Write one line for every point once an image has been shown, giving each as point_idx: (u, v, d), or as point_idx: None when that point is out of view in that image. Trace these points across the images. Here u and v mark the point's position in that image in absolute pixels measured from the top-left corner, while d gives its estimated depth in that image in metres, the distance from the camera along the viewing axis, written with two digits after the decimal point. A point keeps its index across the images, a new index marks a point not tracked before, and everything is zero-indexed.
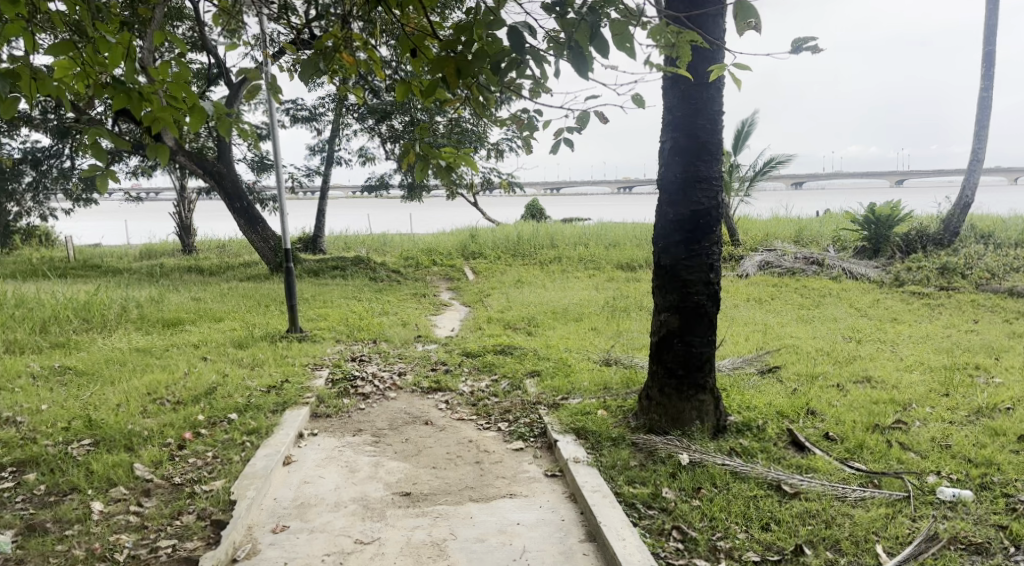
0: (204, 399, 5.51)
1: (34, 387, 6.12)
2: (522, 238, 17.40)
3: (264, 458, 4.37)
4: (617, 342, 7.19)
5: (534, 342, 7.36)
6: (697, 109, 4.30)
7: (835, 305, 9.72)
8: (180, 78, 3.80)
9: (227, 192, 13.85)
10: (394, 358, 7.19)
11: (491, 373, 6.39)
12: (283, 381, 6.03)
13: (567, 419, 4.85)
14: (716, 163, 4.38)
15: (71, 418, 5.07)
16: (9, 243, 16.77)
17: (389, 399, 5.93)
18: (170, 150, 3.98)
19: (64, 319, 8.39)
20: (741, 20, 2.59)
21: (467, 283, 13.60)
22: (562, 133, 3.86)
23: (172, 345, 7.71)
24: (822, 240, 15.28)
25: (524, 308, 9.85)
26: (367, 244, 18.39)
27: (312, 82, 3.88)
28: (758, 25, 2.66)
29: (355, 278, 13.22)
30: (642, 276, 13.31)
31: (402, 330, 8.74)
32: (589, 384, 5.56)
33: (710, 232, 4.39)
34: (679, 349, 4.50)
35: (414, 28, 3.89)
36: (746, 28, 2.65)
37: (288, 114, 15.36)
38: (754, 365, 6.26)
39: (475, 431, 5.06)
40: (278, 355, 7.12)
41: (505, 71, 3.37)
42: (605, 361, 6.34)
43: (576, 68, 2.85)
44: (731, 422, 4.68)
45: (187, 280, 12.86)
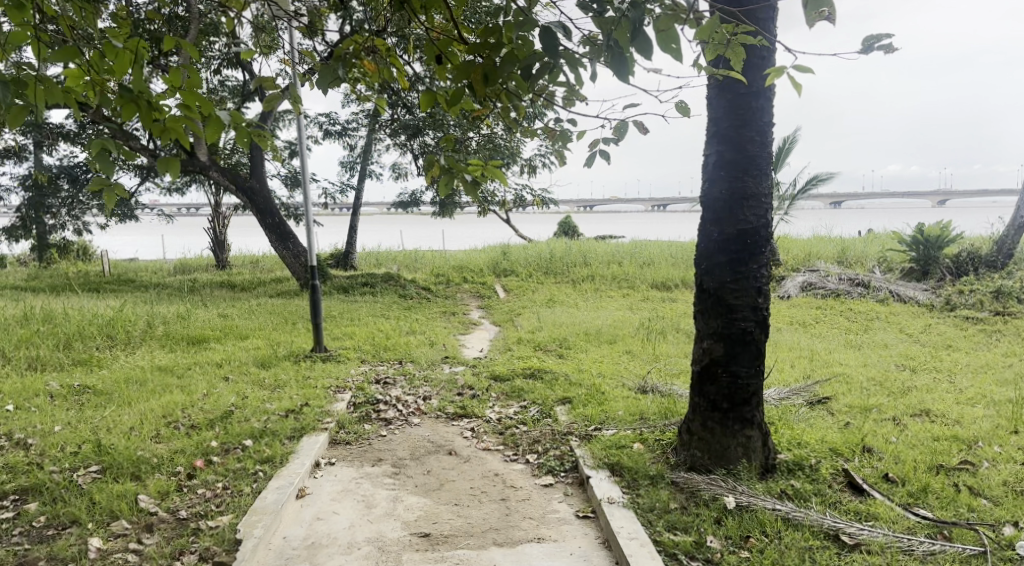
0: (220, 423, 5.28)
1: (51, 406, 5.97)
2: (555, 256, 17.08)
3: (275, 491, 4.10)
4: (654, 368, 6.81)
5: (566, 366, 7.02)
6: (745, 120, 3.97)
7: (884, 331, 9.22)
8: (192, 86, 3.56)
9: (259, 208, 13.77)
10: (420, 381, 6.91)
11: (520, 399, 6.06)
12: (302, 404, 5.78)
13: (600, 451, 4.50)
14: (765, 178, 4.03)
15: (81, 441, 4.88)
16: (46, 256, 16.93)
17: (412, 425, 5.63)
18: (181, 163, 3.82)
19: (89, 336, 8.29)
20: (813, 8, 2.30)
21: (498, 301, 13.33)
22: (598, 144, 3.58)
23: (196, 363, 7.54)
24: (867, 261, 14.72)
25: (556, 328, 9.52)
26: (399, 261, 18.24)
27: (331, 90, 3.62)
28: (829, 14, 2.38)
29: (385, 296, 13.02)
30: (678, 297, 12.90)
31: (429, 350, 8.46)
32: (624, 413, 5.20)
33: (758, 253, 4.04)
34: (724, 380, 4.13)
35: (439, 33, 3.61)
36: (817, 19, 2.36)
37: (321, 129, 15.31)
38: (801, 396, 5.86)
39: (501, 463, 4.74)
40: (300, 376, 6.88)
41: (537, 77, 3.10)
42: (641, 389, 5.96)
43: (615, 71, 2.55)
44: (781, 460, 4.29)
45: (217, 296, 12.79)
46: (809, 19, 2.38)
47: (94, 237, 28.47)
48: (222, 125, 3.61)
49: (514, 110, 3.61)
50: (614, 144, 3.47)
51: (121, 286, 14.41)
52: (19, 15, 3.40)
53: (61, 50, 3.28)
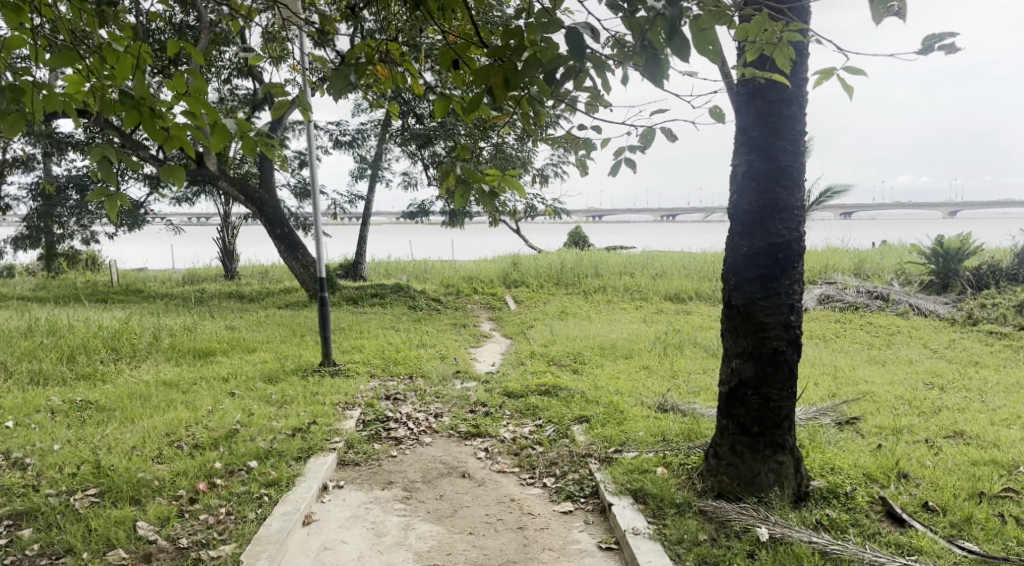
0: (224, 443, 5.08)
1: (52, 423, 5.79)
2: (566, 267, 16.87)
3: (281, 518, 3.91)
4: (674, 385, 6.57)
5: (582, 382, 6.79)
6: (777, 128, 3.76)
7: (907, 346, 8.96)
8: (197, 92, 3.38)
9: (268, 218, 13.62)
10: (431, 397, 6.69)
11: (535, 417, 5.83)
12: (310, 422, 5.58)
13: (622, 475, 4.28)
14: (798, 190, 3.82)
15: (81, 462, 4.70)
16: (54, 266, 16.85)
17: (423, 445, 5.42)
18: (186, 173, 3.65)
19: (93, 348, 8.13)
20: (882, 1, 2.15)
21: (509, 313, 13.14)
22: (623, 153, 3.39)
23: (201, 377, 7.36)
24: (885, 274, 14.45)
25: (570, 342, 9.29)
26: (409, 271, 18.07)
27: (342, 96, 3.44)
28: (900, 10, 2.26)
29: (394, 307, 12.85)
30: (692, 309, 12.66)
31: (440, 365, 8.25)
32: (645, 434, 4.97)
33: (790, 268, 3.83)
34: (754, 403, 3.92)
35: (456, 36, 3.44)
36: (886, 15, 2.24)
37: (330, 139, 15.20)
38: (829, 416, 5.63)
39: (517, 488, 4.52)
40: (308, 391, 6.68)
41: (561, 83, 2.92)
42: (661, 408, 5.72)
43: (650, 75, 2.40)
44: (814, 487, 4.07)
45: (224, 307, 12.64)
46: (878, 16, 2.25)
47: (104, 245, 28.47)
48: (229, 133, 3.44)
49: (535, 117, 3.41)
50: (641, 153, 3.28)
51: (130, 296, 14.29)
52: (15, 18, 3.24)
53: (58, 54, 3.11)
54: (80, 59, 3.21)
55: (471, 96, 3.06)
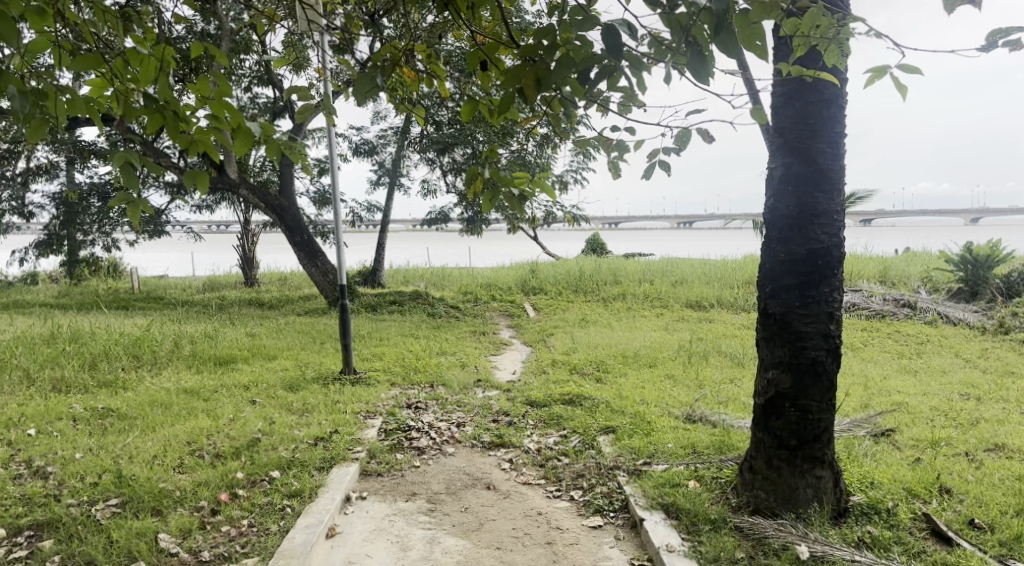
0: (246, 452, 5.00)
1: (73, 431, 5.76)
2: (585, 274, 16.75)
3: (304, 531, 3.84)
4: (701, 395, 6.42)
5: (607, 391, 6.66)
6: (815, 131, 3.74)
7: (938, 355, 8.75)
8: (221, 95, 3.33)
9: (288, 226, 13.63)
10: (453, 406, 6.59)
11: (559, 427, 5.71)
12: (332, 431, 5.50)
13: (653, 489, 4.18)
14: (837, 194, 3.80)
15: (102, 471, 4.64)
16: (76, 273, 16.96)
17: (446, 455, 5.32)
18: (208, 178, 3.60)
19: (114, 355, 8.11)
20: None
21: (529, 320, 13.04)
22: (657, 155, 3.30)
23: (222, 385, 7.32)
24: (911, 282, 14.19)
25: (592, 350, 9.16)
26: (427, 278, 18.02)
27: (368, 99, 3.38)
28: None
29: (413, 314, 12.80)
30: (714, 317, 12.49)
31: (460, 373, 8.15)
32: (674, 446, 4.85)
33: (829, 274, 3.80)
34: (792, 415, 3.89)
35: (485, 37, 3.37)
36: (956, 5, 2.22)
37: (350, 146, 15.22)
38: (863, 428, 5.47)
39: (544, 500, 4.42)
40: (329, 399, 6.61)
41: (595, 83, 2.83)
42: (689, 418, 5.59)
43: (695, 73, 2.32)
44: (854, 501, 4.03)
45: (244, 315, 12.63)
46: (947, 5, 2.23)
47: (125, 252, 28.71)
48: (253, 136, 3.41)
49: (565, 118, 3.33)
50: (676, 154, 3.18)
51: (151, 303, 14.34)
52: (40, 21, 3.23)
53: (83, 57, 3.09)
54: (104, 62, 3.17)
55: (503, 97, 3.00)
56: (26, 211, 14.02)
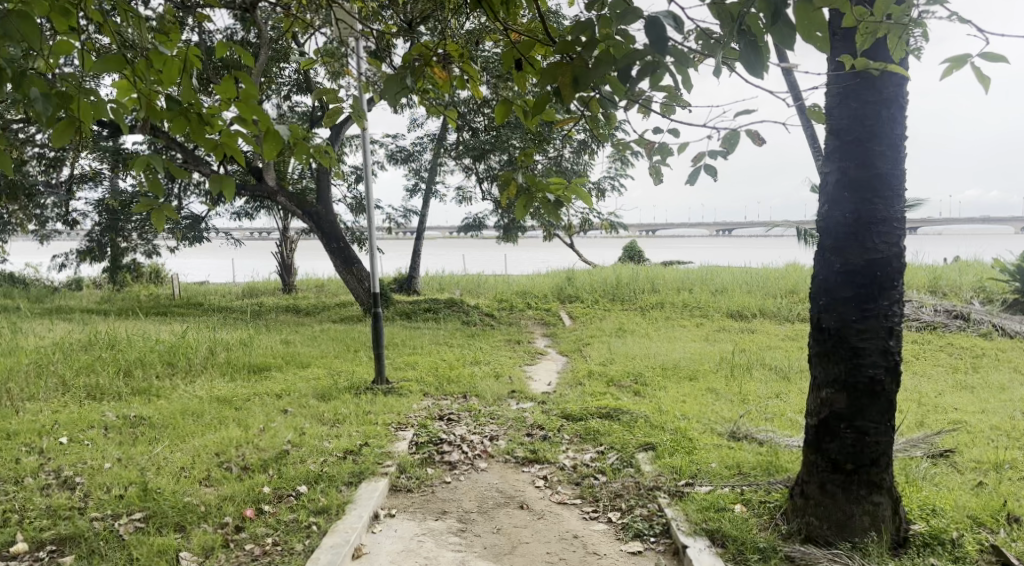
0: (274, 465, 4.88)
1: (104, 440, 5.72)
2: (622, 282, 16.46)
3: (329, 551, 3.72)
4: (746, 412, 6.14)
5: (645, 405, 6.42)
6: (874, 133, 3.49)
7: (996, 370, 8.32)
8: (248, 97, 3.19)
9: (324, 233, 13.62)
10: (486, 418, 6.41)
11: (596, 443, 5.49)
12: (362, 444, 5.36)
13: (696, 513, 3.99)
14: (898, 201, 3.54)
15: (128, 483, 4.57)
16: (118, 279, 17.22)
17: (479, 470, 5.14)
18: (234, 183, 3.49)
19: (149, 363, 8.11)
20: None
21: (565, 329, 12.83)
22: (704, 159, 3.08)
23: (255, 394, 7.25)
24: (963, 292, 13.64)
25: (629, 361, 8.91)
26: (463, 286, 17.91)
27: (397, 101, 3.22)
28: None
29: (449, 322, 12.67)
30: (756, 327, 12.12)
31: (494, 383, 7.97)
32: (718, 466, 4.61)
33: (889, 287, 3.55)
34: (848, 437, 3.65)
35: (520, 35, 3.20)
36: None
37: (386, 153, 15.21)
38: (920, 448, 5.15)
39: (580, 522, 4.24)
40: (360, 410, 6.47)
41: (637, 81, 2.62)
42: (733, 436, 5.34)
43: (748, 65, 2.12)
44: (915, 529, 3.75)
45: (281, 321, 12.66)
46: None
47: (166, 259, 29.14)
48: (281, 139, 3.30)
49: (606, 119, 3.13)
50: (723, 157, 2.96)
51: (190, 309, 14.47)
52: (65, 22, 3.16)
53: (106, 58, 3.00)
54: (127, 63, 3.07)
55: (538, 98, 2.83)
56: (71, 218, 14.26)
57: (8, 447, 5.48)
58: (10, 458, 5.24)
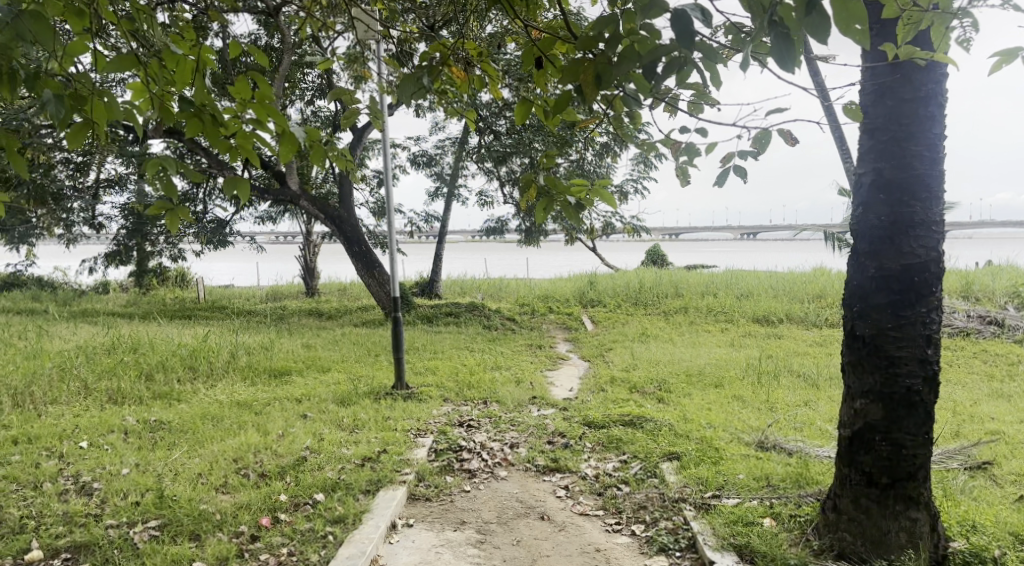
0: (291, 472, 4.81)
1: (123, 445, 5.70)
2: (645, 286, 16.28)
3: (345, 563, 3.66)
4: (774, 421, 5.97)
5: (670, 413, 6.27)
6: (911, 132, 3.35)
7: None
8: (264, 98, 3.12)
9: (346, 236, 13.61)
10: (507, 424, 6.30)
11: (619, 451, 5.36)
12: (381, 451, 5.27)
13: (723, 527, 3.87)
14: (936, 203, 3.39)
15: (146, 489, 4.55)
16: (144, 282, 17.37)
17: (499, 479, 5.02)
18: (249, 185, 3.43)
19: (171, 367, 8.12)
20: None
21: (587, 334, 12.71)
22: (732, 159, 2.96)
23: (275, 398, 7.21)
24: (997, 297, 13.29)
25: (653, 367, 8.75)
26: (484, 290, 17.82)
27: (415, 101, 3.14)
28: None
29: (470, 326, 12.60)
30: (783, 333, 11.89)
31: (515, 389, 7.86)
32: (746, 478, 4.47)
33: (927, 293, 3.39)
34: (883, 450, 3.49)
35: (542, 30, 3.11)
36: None
37: (408, 158, 15.20)
38: (957, 460, 4.95)
39: (602, 534, 4.13)
40: (380, 416, 6.40)
41: (663, 78, 2.52)
42: (761, 446, 5.18)
43: (779, 61, 2.00)
44: (954, 546, 3.58)
45: (303, 325, 12.67)
46: None
47: (190, 263, 29.39)
48: (297, 141, 3.25)
49: (630, 118, 3.02)
50: (753, 157, 2.85)
51: (213, 313, 14.56)
52: (80, 22, 3.11)
53: (118, 58, 2.94)
54: (140, 62, 3.02)
55: (560, 96, 2.74)
56: (97, 222, 14.42)
57: (29, 452, 5.48)
58: (30, 462, 5.24)
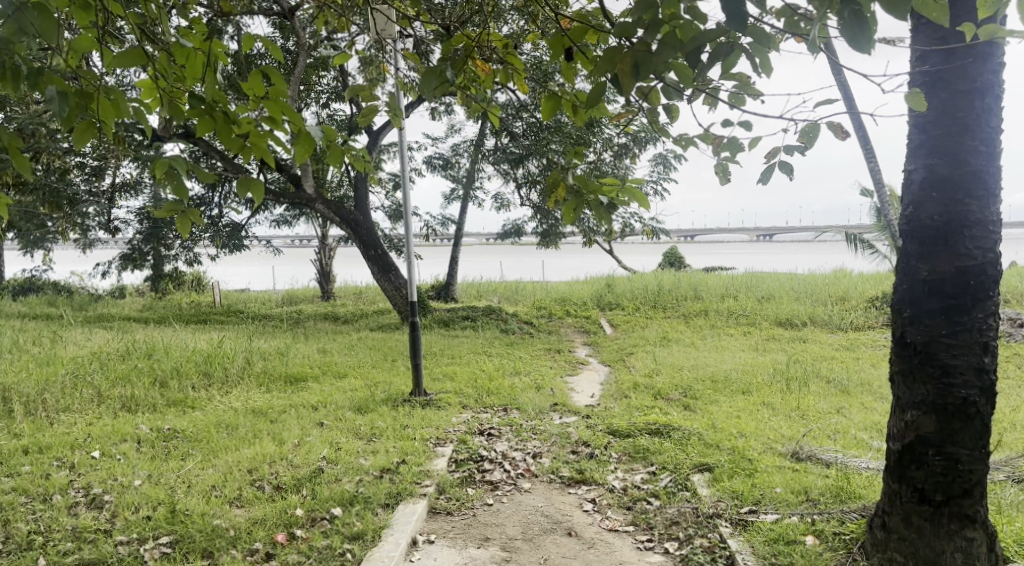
0: (308, 484, 4.63)
1: (136, 455, 5.56)
2: (664, 289, 16.05)
3: None
4: (808, 430, 5.73)
5: (697, 421, 6.05)
6: (967, 126, 3.11)
7: None
8: (278, 95, 2.95)
9: (362, 240, 13.48)
10: (528, 433, 6.09)
11: (646, 462, 5.15)
12: (399, 462, 5.09)
13: (763, 546, 3.70)
14: (993, 201, 3.16)
15: (157, 503, 4.42)
16: (160, 287, 17.33)
17: (522, 491, 4.83)
18: (263, 186, 3.26)
19: (185, 373, 7.99)
20: None
21: (606, 338, 12.48)
22: (777, 155, 2.76)
23: (291, 405, 7.06)
24: None
25: (676, 373, 8.51)
26: (501, 293, 17.64)
27: (437, 95, 2.96)
28: None
29: (487, 330, 12.42)
30: (807, 337, 11.61)
31: (536, 395, 7.66)
32: (783, 492, 4.27)
33: (983, 297, 3.16)
34: (937, 466, 3.26)
35: (572, 19, 2.92)
36: None
37: (424, 161, 15.06)
38: (1005, 472, 4.70)
39: (632, 552, 3.95)
40: (398, 424, 6.23)
41: (708, 66, 2.32)
42: (796, 457, 4.97)
43: (851, 41, 1.79)
44: None
45: (319, 329, 12.55)
46: None
47: (206, 267, 29.40)
48: (313, 140, 3.08)
49: (668, 112, 2.82)
50: (801, 153, 2.66)
51: (229, 317, 14.48)
52: (85, 15, 2.95)
53: (124, 52, 2.77)
54: (149, 57, 2.85)
55: (591, 89, 2.55)
56: (113, 226, 14.37)
57: (39, 462, 5.36)
58: (41, 474, 5.12)
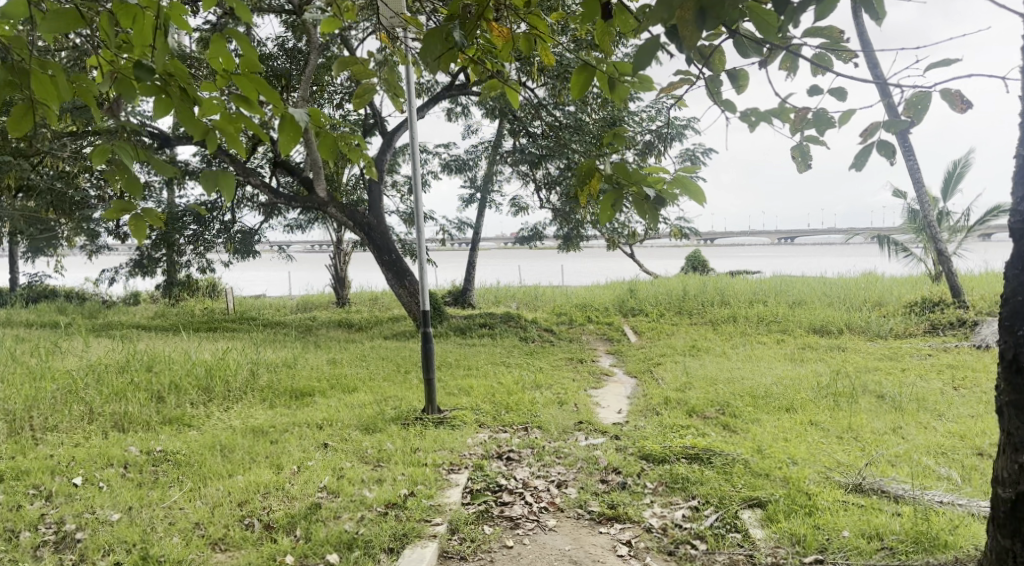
0: (303, 523, 4.08)
1: (120, 482, 5.05)
2: (689, 294, 15.39)
3: None
4: (867, 457, 5.09)
5: (742, 444, 5.41)
6: None
7: None
8: (248, 64, 2.40)
9: (376, 244, 12.92)
10: (551, 457, 5.47)
11: (687, 494, 4.52)
12: (408, 493, 4.48)
13: None
14: None
15: (133, 545, 3.93)
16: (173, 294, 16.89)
17: (547, 530, 4.23)
18: (237, 182, 2.71)
19: (184, 388, 7.47)
20: None
21: (630, 346, 11.89)
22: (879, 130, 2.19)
23: (294, 424, 6.51)
24: None
25: (711, 387, 7.85)
26: (519, 298, 17.07)
27: (443, 56, 2.40)
28: None
29: (506, 338, 11.84)
30: (845, 345, 10.91)
31: (559, 412, 7.07)
32: (853, 538, 3.73)
33: None
34: None
35: None
36: None
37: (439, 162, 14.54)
38: None
39: None
40: (408, 446, 5.65)
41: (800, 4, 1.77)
42: (858, 489, 4.38)
43: None
44: None
45: (330, 338, 12.06)
46: None
47: (223, 272, 29.03)
48: (299, 125, 2.51)
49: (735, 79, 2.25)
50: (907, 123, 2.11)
51: (240, 325, 14.02)
52: None
53: (55, 13, 2.25)
54: (88, 21, 2.33)
55: (642, 46, 2.01)
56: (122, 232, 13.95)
57: (14, 491, 4.85)
58: (13, 505, 4.63)
